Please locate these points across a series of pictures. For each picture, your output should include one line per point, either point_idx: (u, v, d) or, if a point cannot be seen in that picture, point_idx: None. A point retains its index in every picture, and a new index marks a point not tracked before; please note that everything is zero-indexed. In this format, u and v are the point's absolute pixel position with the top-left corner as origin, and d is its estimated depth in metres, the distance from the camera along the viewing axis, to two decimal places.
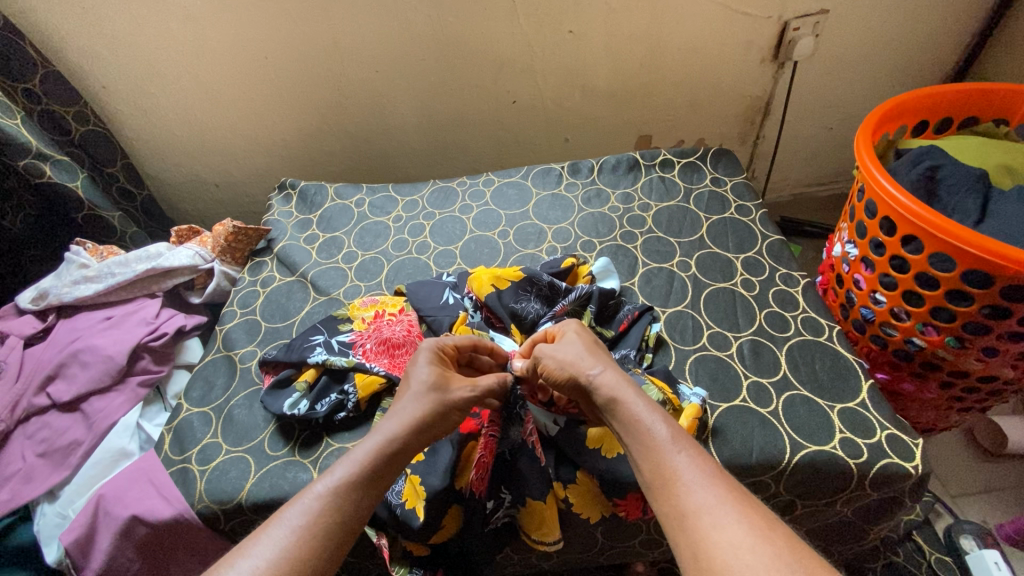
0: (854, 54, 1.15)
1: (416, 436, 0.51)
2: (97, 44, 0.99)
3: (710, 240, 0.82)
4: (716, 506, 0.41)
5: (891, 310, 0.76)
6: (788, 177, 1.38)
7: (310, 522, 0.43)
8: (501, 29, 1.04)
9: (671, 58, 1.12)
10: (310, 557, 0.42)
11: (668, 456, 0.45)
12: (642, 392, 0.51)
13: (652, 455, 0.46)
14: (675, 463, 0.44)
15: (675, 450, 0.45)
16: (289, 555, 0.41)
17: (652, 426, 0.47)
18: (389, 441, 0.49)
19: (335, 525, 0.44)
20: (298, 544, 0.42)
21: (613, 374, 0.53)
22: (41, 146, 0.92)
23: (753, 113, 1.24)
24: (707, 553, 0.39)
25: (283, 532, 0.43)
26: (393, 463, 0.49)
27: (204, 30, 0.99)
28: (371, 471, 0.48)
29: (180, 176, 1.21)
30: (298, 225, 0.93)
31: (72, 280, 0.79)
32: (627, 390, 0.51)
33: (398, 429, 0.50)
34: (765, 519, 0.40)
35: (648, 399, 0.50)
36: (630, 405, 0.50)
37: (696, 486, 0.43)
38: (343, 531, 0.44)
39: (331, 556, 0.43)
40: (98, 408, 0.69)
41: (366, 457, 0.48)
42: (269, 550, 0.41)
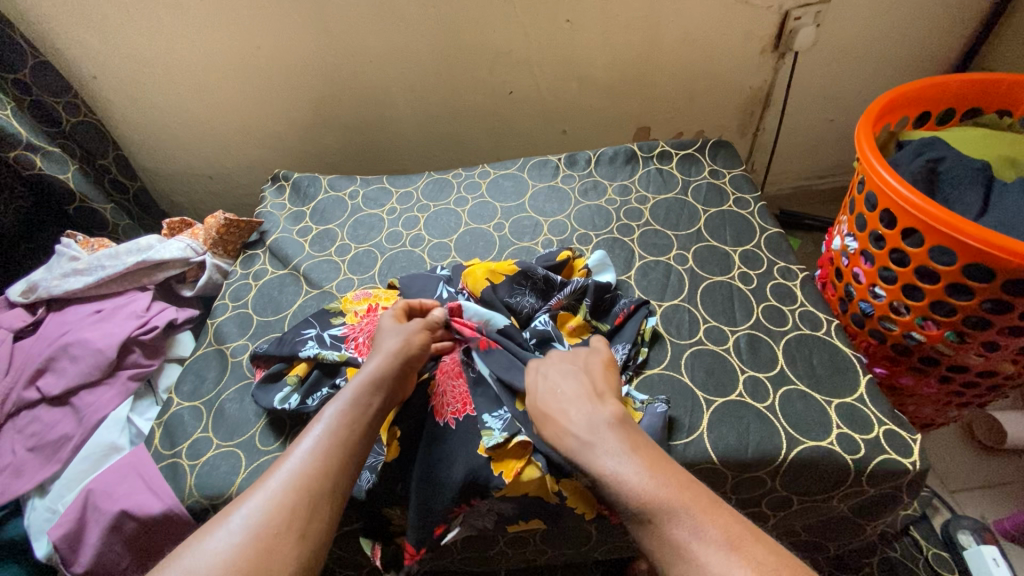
0: (854, 45, 1.14)
1: (397, 369, 0.55)
2: (89, 35, 0.97)
3: (707, 233, 0.81)
4: (703, 572, 0.38)
5: (890, 304, 0.75)
6: (788, 170, 1.37)
7: (317, 447, 0.46)
8: (498, 20, 1.03)
9: (670, 49, 1.11)
10: (321, 471, 0.45)
11: (650, 525, 0.42)
12: (617, 438, 0.48)
13: (636, 524, 0.43)
14: (657, 532, 0.41)
15: (655, 513, 0.42)
16: (301, 473, 0.44)
17: (626, 490, 0.44)
18: (376, 373, 0.54)
19: (341, 444, 0.47)
20: (310, 465, 0.45)
21: (577, 435, 0.49)
22: (32, 138, 0.92)
23: (753, 104, 1.23)
24: None
25: (295, 460, 0.45)
26: (381, 395, 0.53)
27: (195, 19, 0.97)
28: (362, 403, 0.51)
29: (174, 168, 1.20)
30: (291, 217, 0.92)
31: (63, 272, 0.77)
32: (596, 443, 0.47)
33: (378, 367, 0.54)
34: (758, 572, 0.37)
35: (620, 452, 0.46)
36: (601, 469, 0.46)
37: (682, 551, 0.40)
38: (345, 450, 0.47)
39: (339, 471, 0.46)
40: (88, 402, 0.68)
41: (355, 395, 0.51)
42: (282, 476, 0.44)
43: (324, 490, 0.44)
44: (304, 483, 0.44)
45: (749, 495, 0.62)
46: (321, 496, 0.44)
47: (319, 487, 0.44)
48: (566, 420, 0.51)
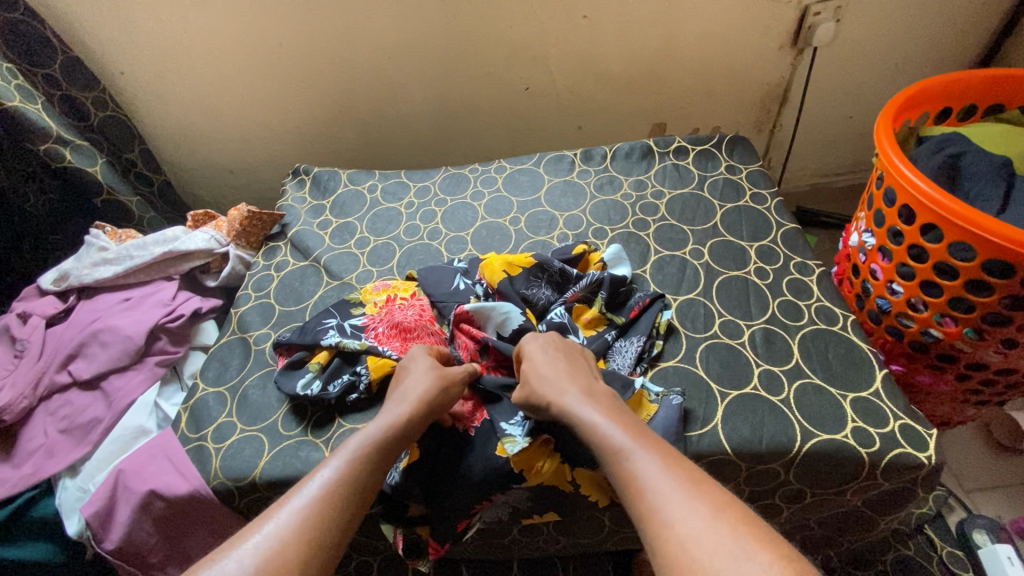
0: (874, 41, 1.13)
1: (400, 430, 0.53)
2: (116, 31, 1.00)
3: (723, 229, 0.82)
4: (665, 501, 0.42)
5: (907, 301, 0.75)
6: (804, 167, 1.36)
7: (325, 495, 0.46)
8: (515, 15, 1.03)
9: (686, 45, 1.11)
10: (328, 524, 0.44)
11: (621, 463, 0.46)
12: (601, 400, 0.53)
13: (608, 464, 0.47)
14: (626, 470, 0.45)
15: (629, 454, 0.46)
16: (305, 525, 0.43)
17: (606, 435, 0.48)
18: (397, 420, 0.53)
19: (350, 496, 0.47)
20: (315, 515, 0.44)
21: (565, 391, 0.54)
22: (63, 132, 0.95)
23: (769, 100, 1.23)
24: (664, 551, 0.40)
25: (298, 505, 0.45)
26: (381, 458, 0.51)
27: (219, 16, 0.99)
28: (376, 448, 0.51)
29: (196, 163, 1.22)
30: (311, 211, 0.94)
31: (93, 262, 0.80)
32: (583, 406, 0.52)
33: (381, 430, 0.52)
34: (714, 507, 0.40)
35: (604, 409, 0.51)
36: (584, 421, 0.51)
37: (647, 486, 0.43)
38: (356, 501, 0.47)
39: (346, 523, 0.45)
40: (117, 386, 0.71)
41: (371, 437, 0.51)
42: (286, 521, 0.43)
43: (328, 544, 0.43)
44: (302, 540, 0.43)
45: (762, 487, 0.63)
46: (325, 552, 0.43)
47: (323, 542, 0.43)
48: (558, 378, 0.56)
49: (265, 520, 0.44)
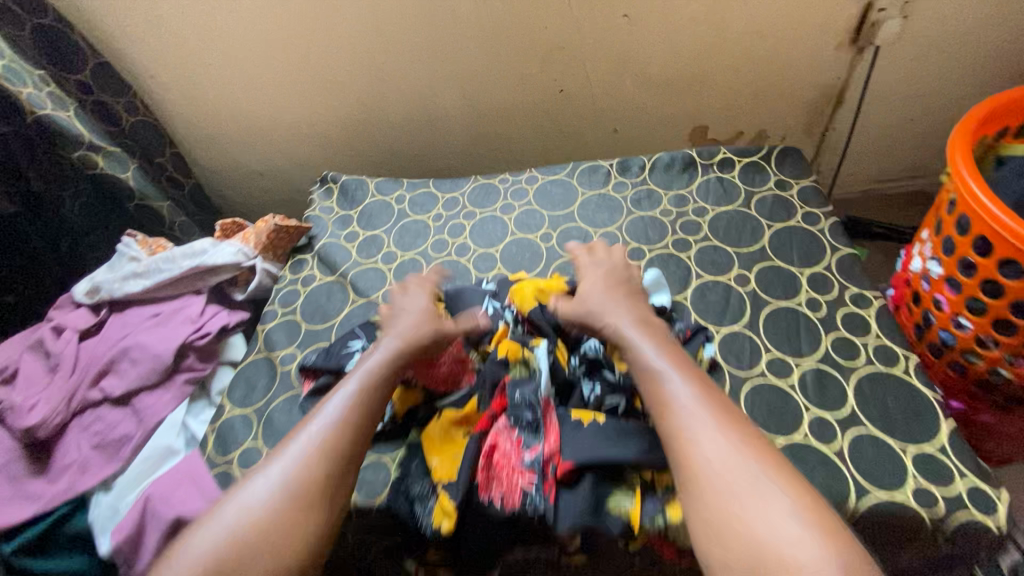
0: (943, 39, 1.03)
1: (378, 381, 0.56)
2: (147, 36, 0.99)
3: (771, 252, 0.76)
4: (696, 425, 0.47)
5: (976, 337, 0.69)
6: (856, 172, 1.28)
7: (314, 446, 0.50)
8: (551, 15, 0.98)
9: (734, 44, 1.04)
10: (318, 468, 0.48)
11: (661, 386, 0.51)
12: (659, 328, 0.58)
13: (647, 383, 0.52)
14: (665, 393, 0.50)
15: (670, 380, 0.51)
16: (300, 474, 0.48)
17: (654, 360, 0.53)
18: (371, 373, 0.57)
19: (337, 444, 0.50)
20: (305, 462, 0.49)
21: (627, 314, 0.59)
22: (94, 138, 0.95)
23: (821, 102, 1.14)
24: (690, 465, 0.45)
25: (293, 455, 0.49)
26: (380, 394, 0.56)
27: (248, 19, 0.97)
28: (359, 399, 0.54)
29: (226, 165, 1.22)
30: (339, 221, 0.92)
31: (123, 275, 0.80)
32: (644, 332, 0.57)
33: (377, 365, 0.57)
34: (745, 440, 0.46)
35: (658, 336, 0.57)
36: (641, 342, 0.56)
37: (684, 410, 0.48)
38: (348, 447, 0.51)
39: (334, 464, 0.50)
40: (147, 404, 0.71)
41: (353, 391, 0.55)
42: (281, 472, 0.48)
43: (319, 485, 0.48)
44: (296, 485, 0.47)
45: None
46: (315, 494, 0.47)
47: (313, 484, 0.48)
48: (619, 304, 0.61)
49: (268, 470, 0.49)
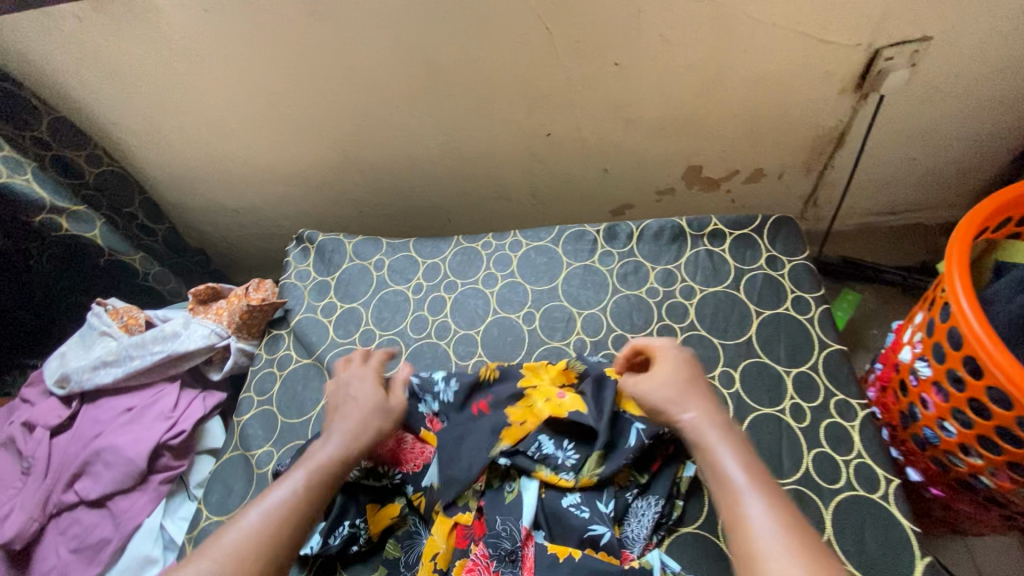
0: (953, 85, 0.98)
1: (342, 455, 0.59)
2: (100, 87, 0.91)
3: (758, 346, 0.75)
4: (768, 555, 0.44)
5: (960, 445, 0.68)
6: (854, 207, 1.24)
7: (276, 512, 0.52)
8: (538, 63, 0.92)
9: (733, 90, 0.98)
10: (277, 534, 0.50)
11: (736, 502, 0.48)
12: (731, 436, 0.54)
13: (722, 498, 0.49)
14: (739, 510, 0.47)
15: (746, 497, 0.48)
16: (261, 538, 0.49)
17: (727, 471, 0.50)
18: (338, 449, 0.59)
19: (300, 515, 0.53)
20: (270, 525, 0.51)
21: (697, 415, 0.56)
22: (56, 200, 0.91)
23: (822, 143, 1.09)
24: None
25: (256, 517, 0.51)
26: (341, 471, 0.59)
27: (212, 71, 0.90)
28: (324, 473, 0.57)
29: (200, 204, 1.16)
30: (315, 290, 0.89)
31: (93, 364, 0.77)
32: (719, 439, 0.53)
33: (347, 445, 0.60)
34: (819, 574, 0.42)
35: (735, 444, 0.53)
36: (714, 450, 0.53)
37: (756, 534, 0.45)
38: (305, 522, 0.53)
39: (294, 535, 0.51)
40: (123, 508, 0.70)
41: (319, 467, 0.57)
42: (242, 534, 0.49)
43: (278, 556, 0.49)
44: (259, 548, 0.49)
45: None
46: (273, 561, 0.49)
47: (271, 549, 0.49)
48: (687, 398, 0.58)
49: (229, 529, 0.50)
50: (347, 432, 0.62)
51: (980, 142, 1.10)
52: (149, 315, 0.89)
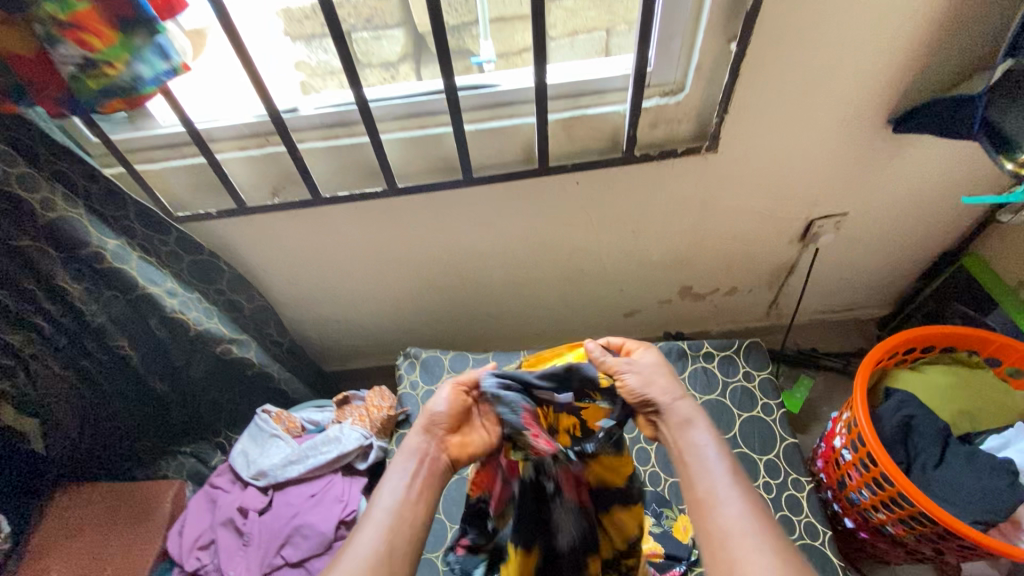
0: (867, 237, 1.39)
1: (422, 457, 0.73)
2: (265, 249, 1.26)
3: (741, 439, 1.13)
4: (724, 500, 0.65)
5: (871, 505, 1.05)
6: (807, 309, 1.64)
7: (378, 529, 0.66)
8: (580, 230, 1.30)
9: (715, 241, 1.37)
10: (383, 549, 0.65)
11: (698, 453, 0.69)
12: (688, 406, 0.73)
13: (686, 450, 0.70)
14: (700, 461, 0.69)
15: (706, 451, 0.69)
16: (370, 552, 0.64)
17: (692, 436, 0.71)
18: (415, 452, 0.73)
19: (394, 533, 0.66)
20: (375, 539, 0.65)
21: (682, 406, 0.73)
22: (230, 334, 1.23)
23: (780, 271, 1.49)
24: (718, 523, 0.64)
25: (363, 536, 0.66)
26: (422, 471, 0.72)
27: (350, 238, 1.25)
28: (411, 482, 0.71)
29: (311, 316, 1.50)
30: (425, 397, 1.24)
31: (283, 462, 1.11)
32: (684, 410, 0.72)
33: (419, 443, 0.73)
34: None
35: (696, 413, 0.72)
36: (682, 425, 0.71)
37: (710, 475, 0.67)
38: (401, 532, 0.67)
39: (392, 543, 0.66)
40: (318, 567, 1.02)
41: (403, 472, 0.71)
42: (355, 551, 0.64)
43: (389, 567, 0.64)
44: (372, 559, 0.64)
45: None
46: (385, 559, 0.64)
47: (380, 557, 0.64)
48: (667, 385, 0.74)
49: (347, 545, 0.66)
50: (423, 431, 0.75)
51: (893, 268, 1.51)
52: (301, 418, 1.21)
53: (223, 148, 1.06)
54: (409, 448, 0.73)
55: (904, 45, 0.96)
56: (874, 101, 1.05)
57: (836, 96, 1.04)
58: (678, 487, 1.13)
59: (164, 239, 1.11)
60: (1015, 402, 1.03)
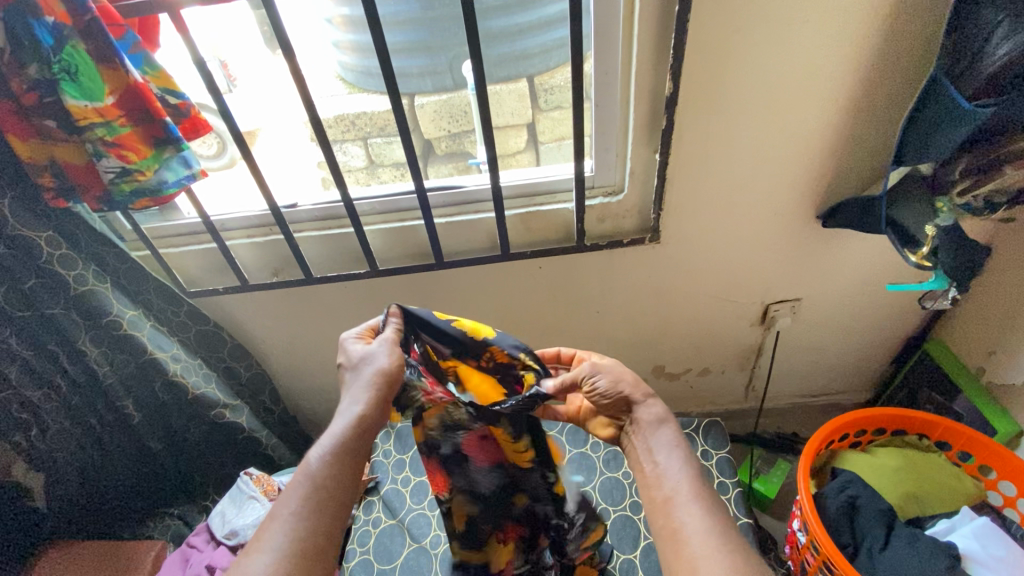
0: (827, 321, 1.46)
1: (361, 423, 0.72)
2: (264, 322, 1.41)
3: None
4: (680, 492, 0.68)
5: None
6: (784, 392, 1.67)
7: (302, 507, 0.65)
8: (548, 310, 1.41)
9: (678, 322, 1.46)
10: (309, 533, 0.64)
11: (661, 449, 0.73)
12: (657, 406, 0.77)
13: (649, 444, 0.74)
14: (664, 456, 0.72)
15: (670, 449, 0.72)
16: (294, 534, 0.63)
17: (661, 436, 0.74)
18: (355, 415, 0.72)
19: (322, 507, 0.66)
20: (299, 521, 0.64)
21: (652, 409, 0.77)
22: (225, 399, 1.35)
23: (748, 353, 1.55)
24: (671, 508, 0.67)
25: (284, 517, 0.64)
26: (357, 439, 0.71)
27: (340, 314, 1.40)
28: (345, 454, 0.70)
29: (304, 386, 1.62)
30: (395, 465, 1.31)
31: (253, 522, 1.18)
32: (654, 412, 0.77)
33: (361, 409, 0.72)
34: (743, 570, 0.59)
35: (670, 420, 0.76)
36: (653, 429, 0.75)
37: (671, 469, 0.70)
38: (327, 509, 0.66)
39: (319, 521, 0.65)
40: None
41: (337, 440, 0.70)
42: (279, 531, 0.63)
43: (314, 549, 0.63)
44: (294, 544, 0.62)
45: None
46: (308, 541, 0.63)
47: (305, 542, 0.63)
48: (645, 390, 0.79)
49: (264, 527, 0.64)
50: (361, 392, 0.74)
51: (862, 353, 1.55)
52: (278, 480, 1.31)
53: (233, 236, 1.26)
54: (351, 412, 0.72)
55: (814, 157, 1.10)
56: (799, 200, 1.18)
57: (763, 195, 1.17)
58: (632, 565, 1.14)
59: (176, 311, 1.28)
60: (965, 486, 1.06)
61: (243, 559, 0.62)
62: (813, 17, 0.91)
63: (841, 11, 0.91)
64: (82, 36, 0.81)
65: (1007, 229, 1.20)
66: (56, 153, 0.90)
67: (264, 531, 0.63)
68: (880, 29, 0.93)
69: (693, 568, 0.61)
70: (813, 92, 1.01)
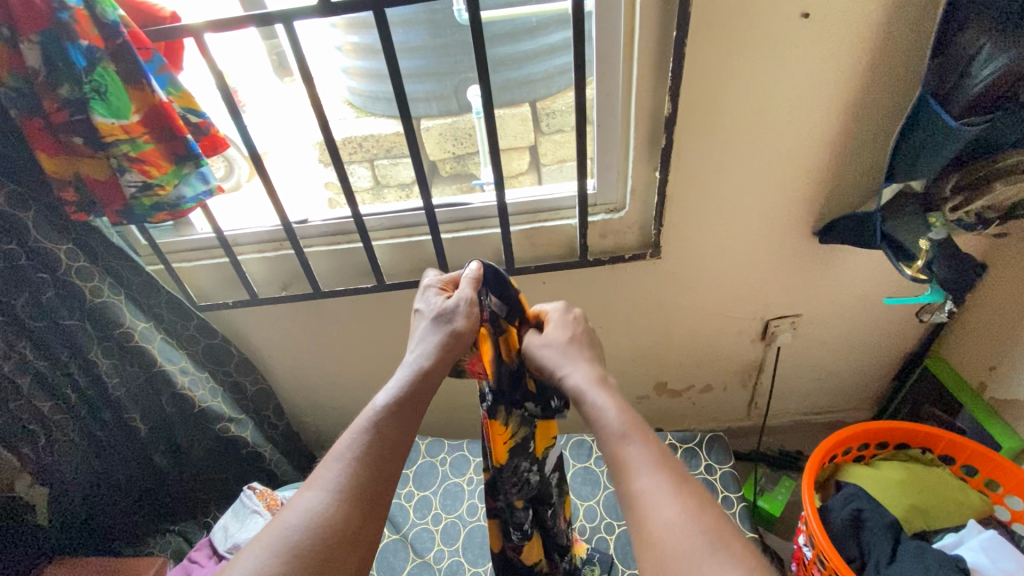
0: (827, 337, 1.47)
1: (425, 376, 0.78)
2: (271, 336, 1.44)
3: None
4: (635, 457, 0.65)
5: None
6: (786, 409, 1.67)
7: (358, 449, 0.69)
8: None
9: (680, 338, 1.48)
10: (366, 474, 0.68)
11: (602, 417, 0.70)
12: (590, 374, 0.76)
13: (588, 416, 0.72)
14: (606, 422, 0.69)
15: (610, 413, 0.70)
16: (350, 474, 0.67)
17: (599, 403, 0.72)
18: (421, 367, 0.78)
19: (377, 450, 0.70)
20: (355, 461, 0.68)
21: (578, 378, 0.76)
22: (230, 413, 1.35)
23: (750, 369, 1.56)
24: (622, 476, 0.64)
25: (343, 455, 0.69)
26: (417, 389, 0.77)
27: (346, 329, 1.42)
28: (404, 404, 0.75)
29: (308, 401, 1.62)
30: (399, 480, 1.31)
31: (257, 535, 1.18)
32: (587, 381, 0.75)
33: (427, 362, 0.79)
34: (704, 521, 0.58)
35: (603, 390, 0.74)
36: (592, 400, 0.73)
37: (615, 436, 0.67)
38: (381, 455, 0.70)
39: (373, 463, 0.69)
40: None
41: (400, 390, 0.76)
42: (337, 469, 0.68)
43: (367, 490, 0.67)
44: (349, 483, 0.67)
45: None
46: (362, 480, 0.67)
47: (359, 481, 0.67)
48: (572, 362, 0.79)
49: (326, 463, 0.69)
50: (429, 347, 0.81)
51: (863, 370, 1.56)
52: (281, 495, 1.30)
53: (245, 251, 1.29)
54: (418, 364, 0.79)
55: (808, 175, 1.14)
56: (796, 218, 1.21)
57: (761, 212, 1.20)
58: None
59: (186, 323, 1.30)
60: (970, 500, 1.06)
61: (301, 493, 0.66)
62: (803, 43, 0.96)
63: (829, 38, 0.96)
64: (112, 58, 0.86)
65: (1000, 244, 1.23)
66: (82, 168, 0.94)
67: (324, 467, 0.68)
68: (867, 55, 0.98)
69: (650, 534, 0.58)
70: (807, 113, 1.05)
